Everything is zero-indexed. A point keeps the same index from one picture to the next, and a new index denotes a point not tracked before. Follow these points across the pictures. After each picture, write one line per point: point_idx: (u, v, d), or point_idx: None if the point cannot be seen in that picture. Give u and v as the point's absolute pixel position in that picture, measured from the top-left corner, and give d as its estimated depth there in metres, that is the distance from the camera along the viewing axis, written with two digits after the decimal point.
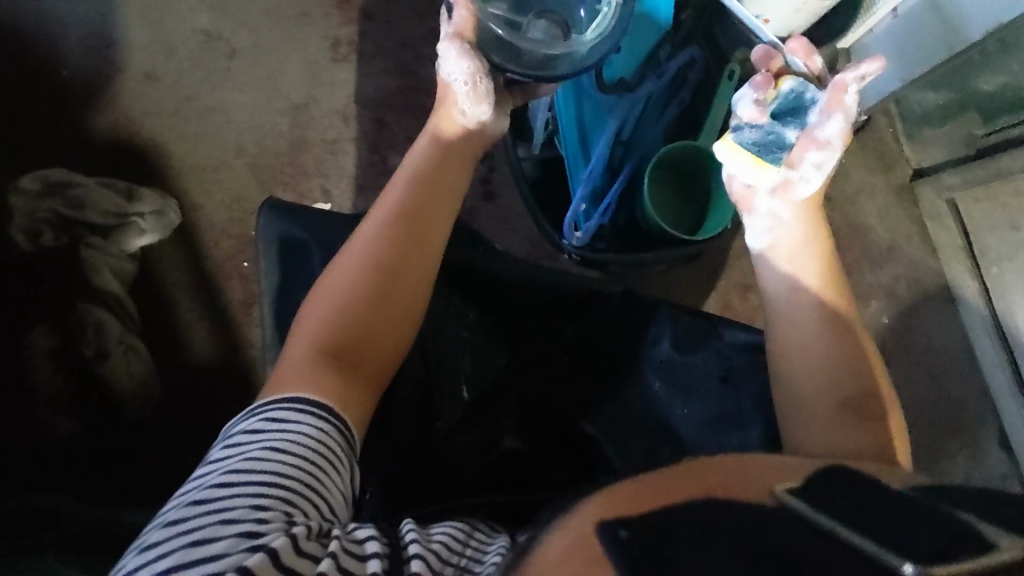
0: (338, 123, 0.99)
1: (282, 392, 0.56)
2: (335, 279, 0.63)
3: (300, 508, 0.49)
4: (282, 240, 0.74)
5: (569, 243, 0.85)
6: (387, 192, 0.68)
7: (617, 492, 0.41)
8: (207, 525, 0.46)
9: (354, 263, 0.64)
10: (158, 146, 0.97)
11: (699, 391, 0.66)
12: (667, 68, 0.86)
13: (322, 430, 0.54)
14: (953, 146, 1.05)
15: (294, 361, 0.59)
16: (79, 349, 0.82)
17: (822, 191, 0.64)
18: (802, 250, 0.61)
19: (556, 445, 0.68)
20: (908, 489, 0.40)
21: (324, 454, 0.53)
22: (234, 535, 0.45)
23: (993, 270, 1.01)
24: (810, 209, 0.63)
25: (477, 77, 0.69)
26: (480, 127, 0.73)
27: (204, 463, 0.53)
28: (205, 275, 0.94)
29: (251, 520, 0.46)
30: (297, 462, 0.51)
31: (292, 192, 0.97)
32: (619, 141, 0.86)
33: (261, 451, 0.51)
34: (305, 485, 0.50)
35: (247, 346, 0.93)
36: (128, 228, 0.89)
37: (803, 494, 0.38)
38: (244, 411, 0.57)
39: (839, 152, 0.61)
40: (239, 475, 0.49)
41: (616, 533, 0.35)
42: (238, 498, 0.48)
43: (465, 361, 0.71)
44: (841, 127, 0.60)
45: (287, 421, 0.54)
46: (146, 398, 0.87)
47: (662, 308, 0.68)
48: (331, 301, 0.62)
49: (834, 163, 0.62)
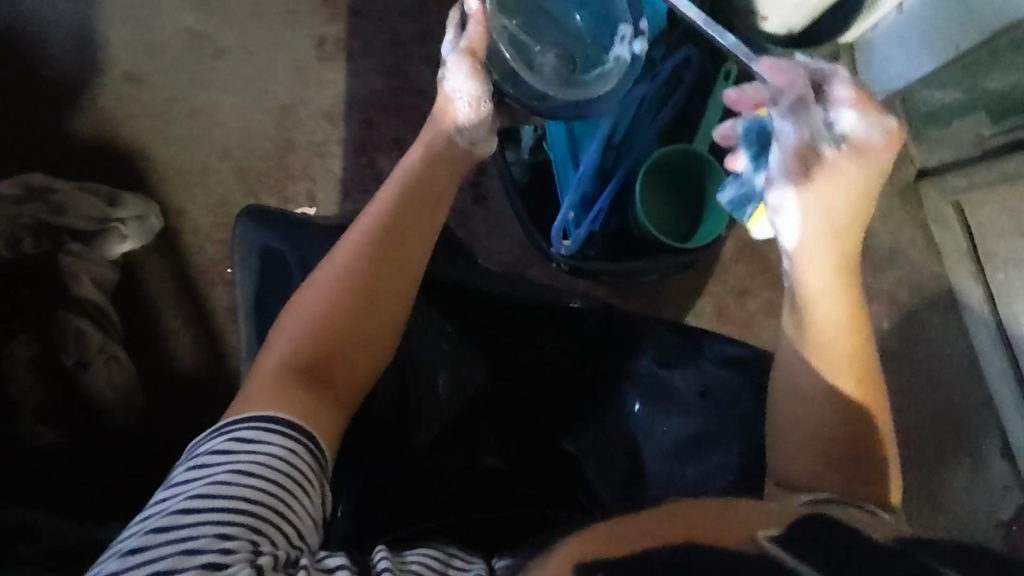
0: (324, 124, 0.96)
1: (249, 411, 0.52)
2: (312, 293, 0.61)
3: (268, 536, 0.46)
4: (262, 251, 0.72)
5: (557, 251, 0.82)
6: (370, 203, 0.66)
7: (596, 534, 0.40)
8: (169, 556, 0.43)
9: (333, 277, 0.61)
10: (141, 148, 0.95)
11: (681, 407, 0.63)
12: (661, 70, 0.83)
13: (292, 451, 0.50)
14: (959, 148, 1.00)
15: (263, 378, 0.56)
16: (60, 360, 0.82)
17: (833, 228, 0.54)
18: (808, 302, 0.55)
19: (537, 464, 0.67)
20: (889, 540, 0.38)
21: (295, 477, 0.49)
22: (198, 567, 0.42)
23: (998, 275, 0.97)
24: (816, 246, 0.54)
25: (479, 99, 0.71)
26: (468, 151, 0.71)
27: (166, 486, 0.49)
28: (190, 283, 0.93)
29: (215, 551, 0.43)
30: (265, 485, 0.47)
31: (278, 196, 0.95)
32: (609, 146, 0.84)
33: (227, 474, 0.47)
34: (272, 510, 0.47)
35: (232, 353, 0.92)
36: (110, 235, 0.87)
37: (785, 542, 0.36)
38: (209, 428, 0.53)
39: (795, 183, 0.53)
40: (203, 501, 0.46)
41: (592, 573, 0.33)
42: (203, 527, 0.44)
43: (440, 380, 0.66)
44: (782, 154, 0.54)
45: (256, 442, 0.50)
46: (128, 407, 0.86)
47: (647, 324, 0.65)
48: (307, 317, 0.60)
49: (799, 195, 0.54)
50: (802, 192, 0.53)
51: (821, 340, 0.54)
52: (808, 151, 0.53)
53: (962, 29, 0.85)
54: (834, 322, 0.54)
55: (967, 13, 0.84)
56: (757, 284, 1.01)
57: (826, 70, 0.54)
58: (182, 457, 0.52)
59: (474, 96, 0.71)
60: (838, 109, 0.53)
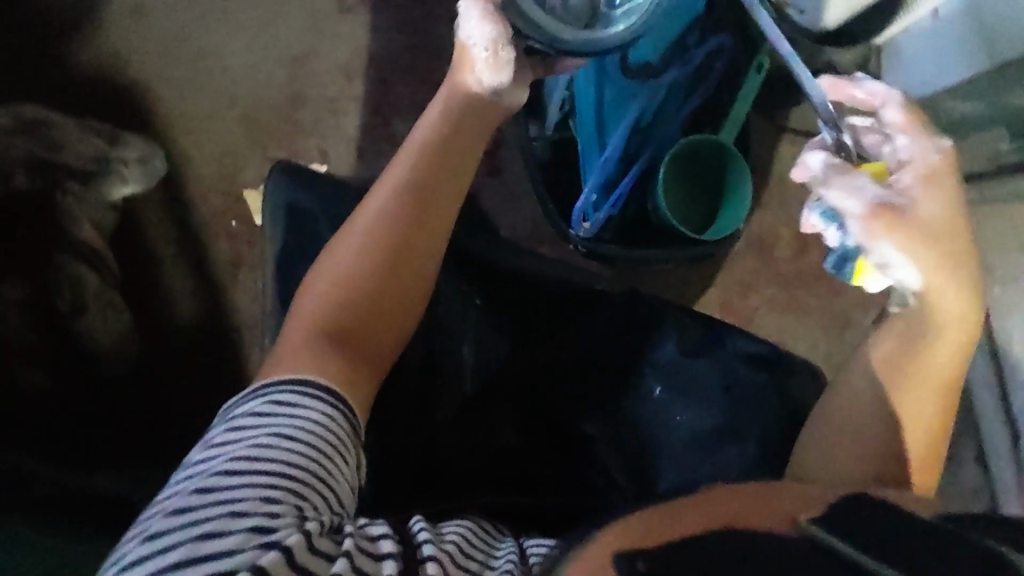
0: (340, 80, 0.92)
1: (280, 373, 0.53)
2: (339, 261, 0.62)
3: (310, 501, 0.46)
4: (289, 209, 0.70)
5: (577, 233, 0.82)
6: (392, 167, 0.66)
7: (623, 526, 0.39)
8: (216, 518, 0.43)
9: (357, 244, 0.62)
10: (145, 87, 0.91)
11: (703, 399, 0.64)
12: (694, 56, 0.81)
13: (330, 417, 0.51)
14: (975, 160, 0.98)
15: (294, 344, 0.57)
16: (53, 302, 0.79)
17: (953, 226, 0.50)
18: (933, 295, 0.51)
19: (552, 441, 0.66)
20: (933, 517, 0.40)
21: (332, 444, 0.49)
22: (244, 530, 0.42)
23: (995, 290, 0.94)
24: (944, 243, 0.50)
25: (497, 47, 0.63)
26: (495, 101, 0.67)
27: (206, 446, 0.49)
28: (192, 233, 0.90)
29: (262, 514, 0.43)
30: (306, 450, 0.48)
31: (287, 151, 0.92)
32: (637, 128, 0.82)
33: (267, 438, 0.48)
34: (314, 475, 0.47)
35: (233, 309, 0.90)
36: (110, 176, 0.84)
37: (824, 523, 0.37)
38: (245, 392, 0.54)
39: (891, 243, 0.50)
40: (245, 463, 0.46)
41: (632, 566, 0.34)
42: (246, 490, 0.44)
43: (465, 353, 0.67)
44: (862, 226, 0.50)
45: (295, 406, 0.51)
46: (121, 355, 0.84)
47: (669, 317, 0.67)
48: (331, 283, 0.61)
49: (903, 250, 0.50)
50: (903, 247, 0.50)
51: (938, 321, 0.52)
52: (890, 205, 0.50)
53: (990, 47, 0.85)
54: (949, 317, 0.51)
55: (1001, 28, 0.83)
56: (761, 279, 1.01)
57: (886, 91, 0.52)
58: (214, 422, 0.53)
59: (492, 41, 0.63)
60: (894, 138, 0.52)
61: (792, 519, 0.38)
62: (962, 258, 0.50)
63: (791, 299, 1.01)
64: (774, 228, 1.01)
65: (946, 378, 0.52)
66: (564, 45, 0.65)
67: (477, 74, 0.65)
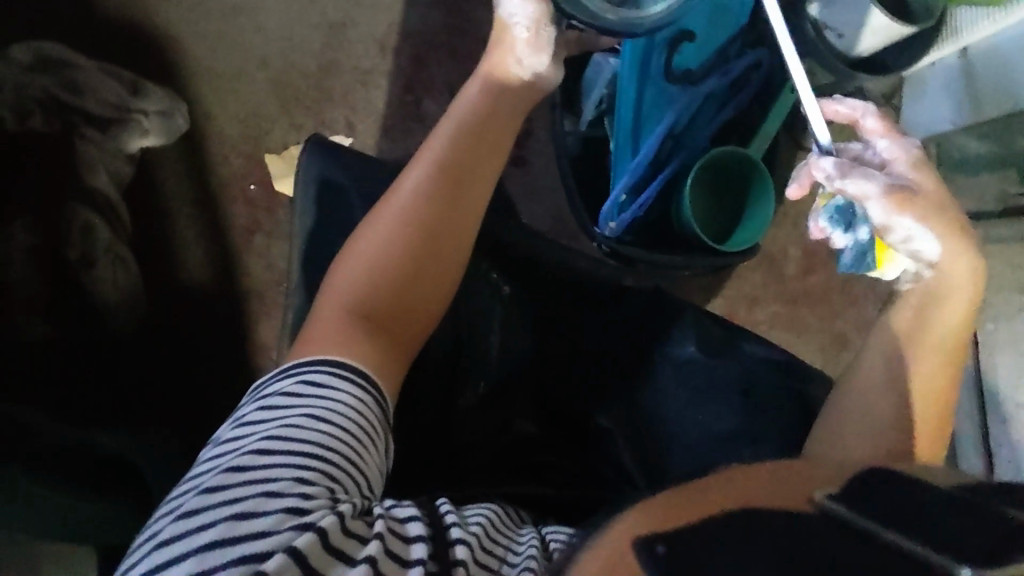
0: (374, 52, 0.91)
1: (312, 355, 0.52)
2: (371, 239, 0.59)
3: (342, 485, 0.44)
4: (322, 184, 0.68)
5: (603, 233, 0.82)
6: (428, 143, 0.62)
7: (645, 503, 0.35)
8: (249, 497, 0.41)
9: (391, 221, 0.59)
10: (175, 40, 0.90)
11: (720, 398, 0.64)
12: (734, 68, 0.81)
13: (361, 401, 0.49)
14: (983, 199, 0.99)
15: (325, 325, 0.55)
16: (62, 250, 0.77)
17: (948, 199, 0.57)
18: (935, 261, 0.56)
19: (570, 438, 0.67)
20: (952, 486, 0.39)
21: (363, 429, 0.48)
22: (279, 511, 0.41)
23: (988, 325, 0.94)
24: (949, 212, 0.56)
25: (540, 24, 0.63)
26: (532, 81, 0.65)
27: (236, 425, 0.47)
28: (209, 192, 0.89)
29: (296, 495, 0.41)
30: (339, 433, 0.46)
31: (313, 119, 0.90)
32: (671, 134, 0.82)
33: (300, 418, 0.46)
34: (345, 458, 0.45)
35: (241, 272, 0.88)
36: (129, 126, 0.83)
37: (842, 500, 0.34)
38: (274, 372, 0.52)
39: (911, 217, 0.55)
40: (278, 443, 0.44)
41: (652, 550, 0.30)
42: (281, 470, 0.43)
43: (492, 343, 0.68)
44: (881, 207, 0.56)
45: (327, 388, 0.49)
46: (128, 312, 0.83)
47: (687, 310, 0.68)
48: (362, 259, 0.58)
49: (923, 222, 0.55)
50: (922, 218, 0.55)
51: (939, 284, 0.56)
52: (900, 188, 0.56)
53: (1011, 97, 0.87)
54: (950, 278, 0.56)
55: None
56: (768, 295, 1.03)
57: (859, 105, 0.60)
58: (242, 400, 0.51)
59: (533, 19, 0.63)
60: (873, 143, 0.60)
61: (808, 494, 0.35)
62: (963, 226, 0.56)
63: (793, 317, 1.03)
64: (785, 245, 1.03)
65: (948, 341, 0.55)
66: (608, 24, 0.64)
67: (516, 52, 0.64)
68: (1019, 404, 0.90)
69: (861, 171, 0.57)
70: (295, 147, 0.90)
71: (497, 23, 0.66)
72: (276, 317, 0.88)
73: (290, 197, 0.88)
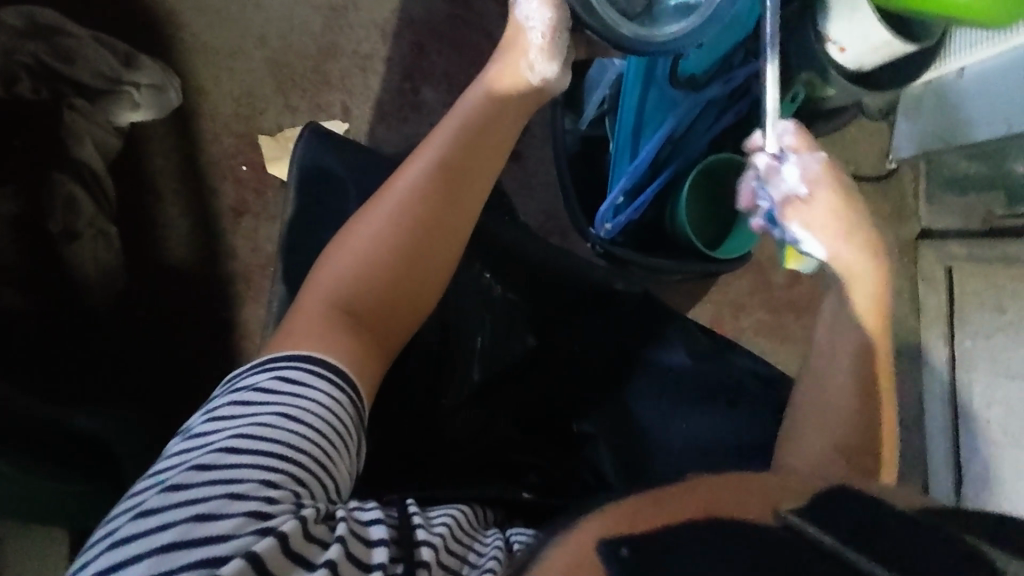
0: (375, 37, 0.89)
1: (292, 349, 0.48)
2: (362, 231, 0.56)
3: (309, 489, 0.42)
4: (311, 172, 0.63)
5: (598, 234, 0.82)
6: (429, 140, 0.61)
7: (614, 511, 0.33)
8: (212, 498, 0.38)
9: (386, 216, 0.57)
10: (171, 13, 0.88)
11: (702, 407, 0.64)
12: (735, 76, 0.80)
13: (337, 401, 0.46)
14: (968, 219, 1.01)
15: (307, 318, 0.52)
16: (45, 223, 0.75)
17: (843, 212, 0.63)
18: (830, 260, 0.63)
19: (550, 441, 0.67)
20: (915, 510, 0.37)
21: (338, 431, 0.45)
22: (241, 514, 0.38)
23: (966, 343, 0.98)
24: (840, 224, 0.63)
25: (556, 30, 0.63)
26: (542, 86, 0.65)
27: (206, 418, 0.44)
28: (197, 170, 0.88)
29: (260, 499, 0.39)
30: (312, 434, 0.43)
31: (309, 102, 0.89)
32: (669, 140, 0.82)
33: (271, 417, 0.43)
34: (315, 460, 0.43)
35: (226, 254, 0.87)
36: (120, 99, 0.81)
37: (808, 515, 0.33)
38: (250, 363, 0.48)
39: (802, 224, 0.63)
40: (247, 442, 0.41)
41: (615, 554, 0.29)
42: (248, 470, 0.40)
43: (479, 341, 0.68)
44: (780, 212, 0.64)
45: (303, 385, 0.46)
46: (107, 289, 0.82)
47: (680, 319, 0.67)
48: (352, 250, 0.55)
49: (812, 228, 0.63)
50: (812, 227, 0.63)
51: (849, 274, 0.62)
52: (799, 199, 0.63)
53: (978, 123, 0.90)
54: (857, 268, 0.62)
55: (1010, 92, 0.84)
56: (753, 302, 1.04)
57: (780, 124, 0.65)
58: (215, 390, 0.48)
59: (549, 25, 0.63)
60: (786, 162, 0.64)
61: (776, 505, 0.34)
62: (853, 237, 0.63)
63: (776, 325, 1.04)
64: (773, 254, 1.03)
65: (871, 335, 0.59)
66: (621, 40, 0.63)
67: (528, 56, 0.64)
68: (989, 419, 0.93)
69: (764, 183, 0.64)
70: (289, 130, 0.88)
71: (512, 26, 0.66)
72: (260, 300, 0.86)
73: (281, 180, 0.87)
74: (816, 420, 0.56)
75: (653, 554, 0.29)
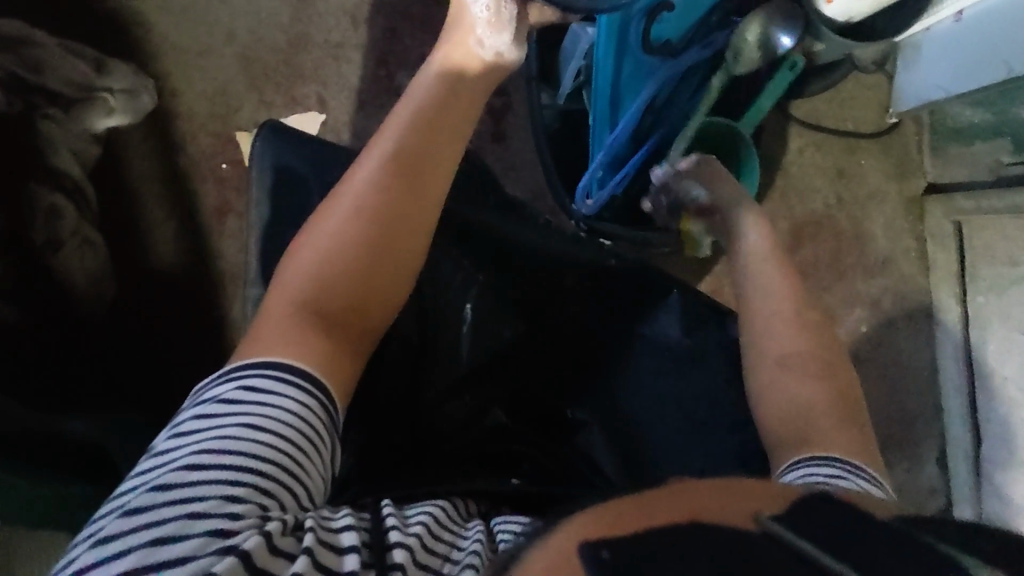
0: (345, 25, 0.88)
1: (257, 353, 0.48)
2: (323, 229, 0.55)
3: (278, 499, 0.42)
4: (278, 170, 0.63)
5: (579, 210, 0.81)
6: (384, 130, 0.59)
7: (586, 515, 0.32)
8: (172, 520, 0.39)
9: (342, 210, 0.56)
10: (140, 17, 0.88)
11: (690, 379, 0.63)
12: (715, 39, 0.77)
13: (305, 406, 0.46)
14: (976, 168, 0.97)
15: (274, 319, 0.51)
16: (27, 233, 0.75)
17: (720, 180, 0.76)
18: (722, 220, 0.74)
19: (541, 429, 0.66)
20: (889, 518, 0.36)
21: (307, 436, 0.45)
22: (202, 534, 0.39)
23: (978, 299, 0.95)
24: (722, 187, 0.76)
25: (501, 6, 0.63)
26: (497, 61, 0.64)
27: (172, 432, 0.44)
28: (179, 172, 0.89)
29: (222, 516, 0.39)
30: (278, 443, 0.43)
31: (285, 96, 0.89)
32: (649, 108, 0.79)
33: (234, 429, 0.43)
34: (284, 469, 0.43)
35: (213, 255, 0.89)
36: (95, 105, 0.81)
37: (788, 522, 0.31)
38: (217, 372, 0.48)
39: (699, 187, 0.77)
40: (209, 457, 0.41)
41: (597, 557, 0.27)
42: (211, 487, 0.40)
43: (462, 333, 0.66)
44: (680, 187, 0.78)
45: (268, 393, 0.45)
46: (99, 297, 0.83)
47: (675, 291, 0.65)
48: (315, 248, 0.55)
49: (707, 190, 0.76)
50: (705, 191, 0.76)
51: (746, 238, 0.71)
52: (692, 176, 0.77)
53: (976, 73, 0.84)
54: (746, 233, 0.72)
55: (993, 29, 0.80)
56: None
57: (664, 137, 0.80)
58: (185, 401, 0.48)
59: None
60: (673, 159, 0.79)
61: (755, 511, 0.32)
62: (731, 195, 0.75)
63: None
64: (772, 221, 1.00)
65: (785, 284, 0.65)
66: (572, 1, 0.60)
67: (477, 31, 0.63)
68: (1006, 376, 0.92)
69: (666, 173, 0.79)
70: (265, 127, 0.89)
71: (455, 5, 0.65)
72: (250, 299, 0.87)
73: None
74: (781, 389, 0.59)
75: (638, 554, 0.27)
